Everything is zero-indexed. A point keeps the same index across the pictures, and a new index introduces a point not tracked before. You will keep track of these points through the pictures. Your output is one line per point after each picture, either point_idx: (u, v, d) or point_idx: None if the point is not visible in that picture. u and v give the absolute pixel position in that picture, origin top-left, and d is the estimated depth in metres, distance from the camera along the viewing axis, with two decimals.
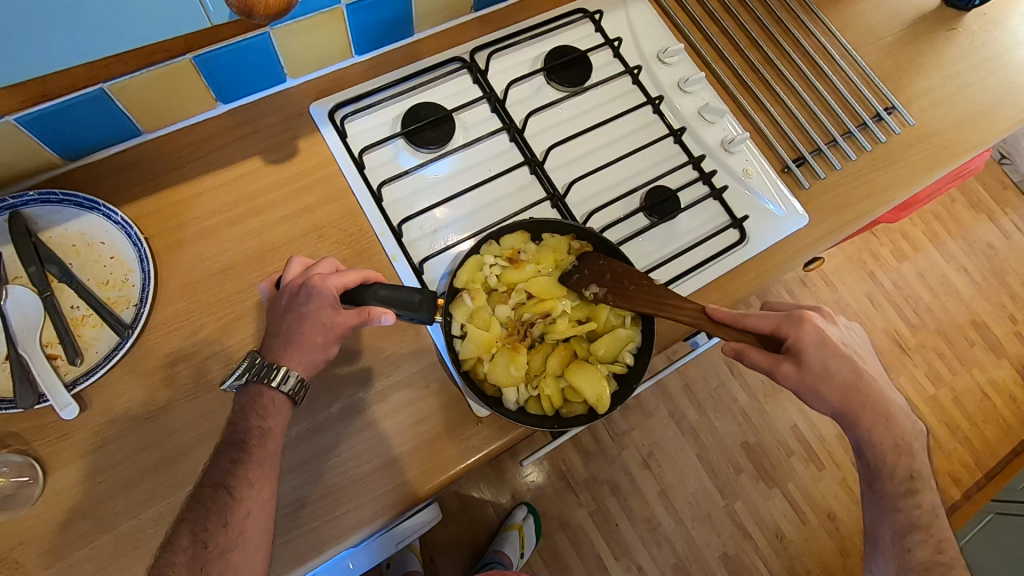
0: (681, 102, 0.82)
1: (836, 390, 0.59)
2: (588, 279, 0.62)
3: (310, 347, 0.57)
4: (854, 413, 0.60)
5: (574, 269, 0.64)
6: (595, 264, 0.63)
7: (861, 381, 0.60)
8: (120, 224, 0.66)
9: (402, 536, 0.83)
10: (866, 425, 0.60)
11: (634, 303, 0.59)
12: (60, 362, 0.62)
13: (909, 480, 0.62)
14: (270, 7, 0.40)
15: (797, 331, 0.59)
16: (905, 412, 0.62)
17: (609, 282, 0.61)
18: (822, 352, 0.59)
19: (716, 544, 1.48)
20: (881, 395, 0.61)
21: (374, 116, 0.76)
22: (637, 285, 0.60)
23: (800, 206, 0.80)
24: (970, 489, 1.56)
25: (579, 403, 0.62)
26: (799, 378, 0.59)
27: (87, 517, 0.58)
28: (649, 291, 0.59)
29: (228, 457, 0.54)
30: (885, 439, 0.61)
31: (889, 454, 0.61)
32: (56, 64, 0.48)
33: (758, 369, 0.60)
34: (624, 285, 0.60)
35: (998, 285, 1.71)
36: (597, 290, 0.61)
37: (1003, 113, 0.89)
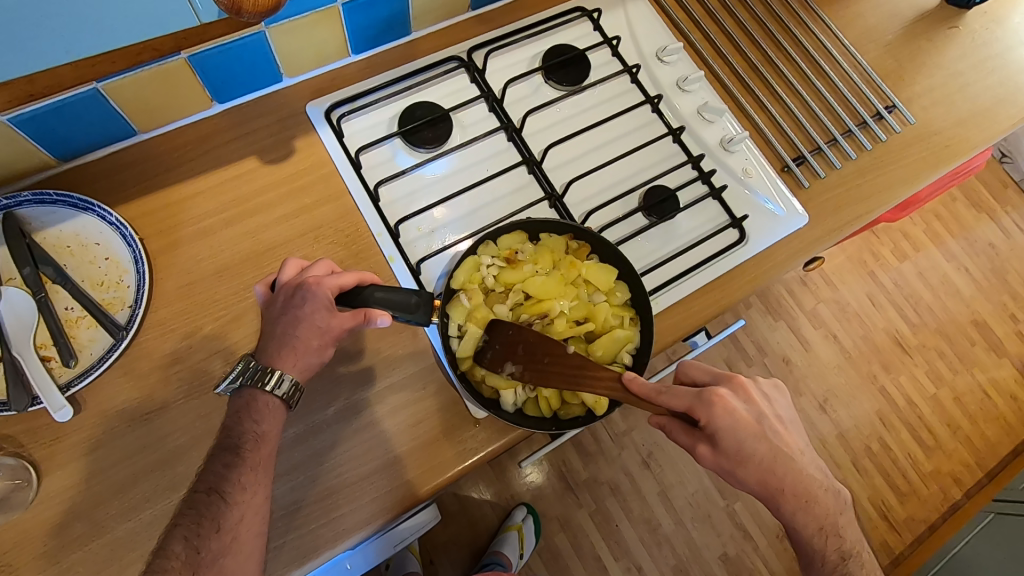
0: (680, 101, 0.82)
1: (754, 472, 0.56)
2: (501, 356, 0.60)
3: (305, 351, 0.57)
4: (776, 494, 0.57)
5: (487, 345, 0.61)
6: (508, 339, 0.60)
7: (780, 459, 0.57)
8: (115, 224, 0.65)
9: (401, 535, 0.84)
10: (789, 509, 0.58)
11: (550, 381, 0.57)
12: (54, 364, 0.61)
13: (841, 561, 0.59)
14: (259, 4, 0.39)
15: (709, 415, 0.55)
16: (828, 489, 0.59)
17: (523, 359, 0.59)
18: (736, 434, 0.55)
19: (715, 545, 1.47)
20: (804, 473, 0.58)
21: (371, 115, 0.75)
22: (553, 363, 0.58)
23: (800, 206, 0.79)
24: (970, 489, 1.56)
25: (576, 405, 0.62)
26: (713, 459, 0.56)
27: (82, 519, 0.58)
28: (564, 363, 0.58)
29: (222, 461, 0.53)
30: (808, 523, 0.58)
31: (815, 537, 0.59)
32: (42, 62, 0.47)
33: (679, 445, 0.58)
34: (539, 359, 0.58)
35: (998, 284, 1.70)
36: (513, 369, 0.59)
37: (1004, 112, 0.88)
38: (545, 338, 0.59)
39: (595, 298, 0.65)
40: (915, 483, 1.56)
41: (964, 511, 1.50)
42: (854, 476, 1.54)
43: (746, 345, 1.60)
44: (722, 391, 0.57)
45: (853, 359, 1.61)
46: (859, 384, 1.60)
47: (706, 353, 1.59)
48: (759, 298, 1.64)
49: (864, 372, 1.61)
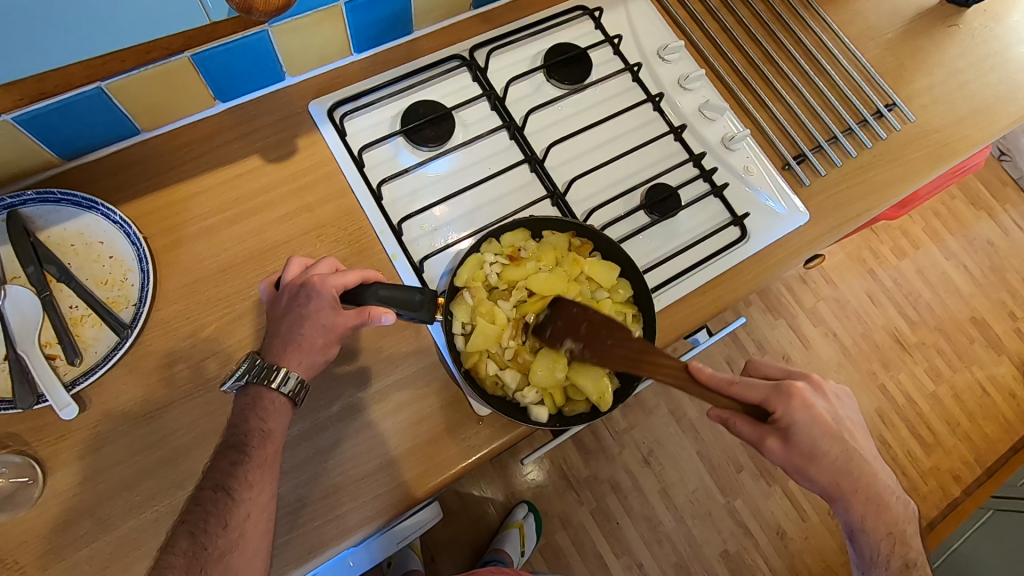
0: (681, 99, 0.82)
1: (825, 469, 0.57)
2: (562, 333, 0.58)
3: (310, 349, 0.57)
4: (843, 494, 0.59)
5: (546, 320, 0.60)
6: (570, 316, 0.58)
7: (851, 459, 0.58)
8: (119, 223, 0.65)
9: (404, 534, 0.84)
10: (858, 510, 0.59)
11: (613, 363, 0.54)
12: (59, 362, 0.61)
13: (905, 567, 0.60)
14: (270, 3, 0.40)
15: (785, 406, 0.57)
16: (897, 495, 0.61)
17: (585, 337, 0.57)
18: (811, 430, 0.57)
19: (716, 542, 1.48)
20: (872, 475, 0.59)
21: (373, 114, 0.75)
22: (619, 344, 0.54)
23: (800, 203, 0.79)
24: (970, 486, 1.56)
25: (581, 401, 0.62)
26: (784, 453, 0.58)
27: (87, 517, 0.58)
28: (629, 346, 0.54)
29: (228, 459, 0.54)
30: (875, 524, 0.59)
31: (883, 541, 0.60)
32: (54, 62, 0.48)
33: (745, 438, 0.59)
34: (603, 340, 0.55)
35: (998, 282, 1.71)
36: (573, 346, 0.57)
37: (1004, 109, 0.89)
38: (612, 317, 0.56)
39: (598, 294, 0.65)
40: (915, 480, 1.56)
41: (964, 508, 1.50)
42: None
43: (746, 343, 1.61)
44: (799, 386, 0.58)
45: (853, 357, 1.62)
46: (858, 382, 1.60)
47: (706, 351, 1.60)
48: (759, 296, 1.65)
49: (863, 369, 1.61)
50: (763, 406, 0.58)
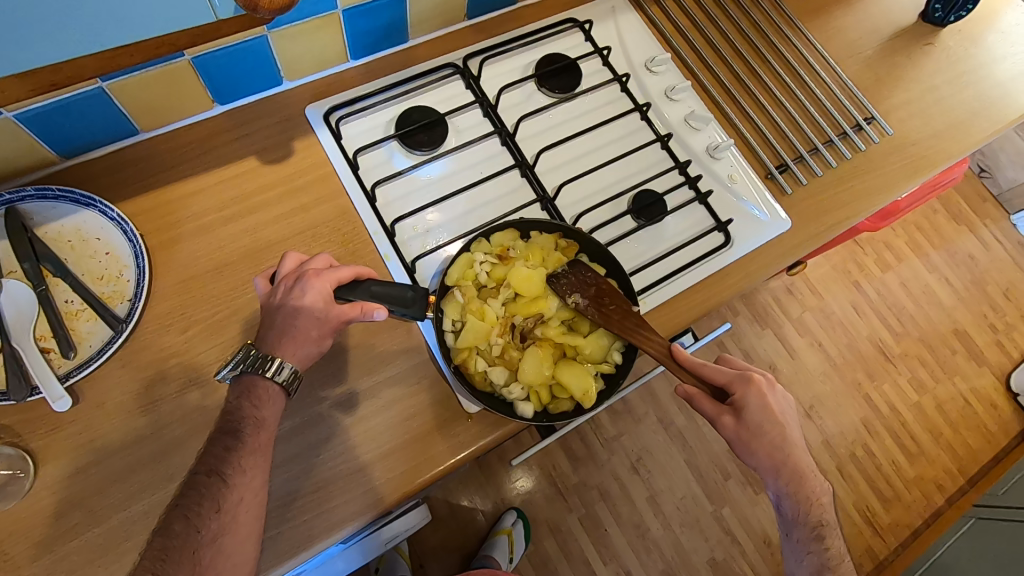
0: (668, 109, 0.85)
1: (766, 450, 0.61)
2: (573, 287, 0.65)
3: (305, 341, 0.58)
4: (777, 471, 0.62)
5: (563, 272, 0.65)
6: (585, 276, 0.65)
7: (789, 445, 0.62)
8: (116, 220, 0.66)
9: (392, 534, 0.84)
10: (785, 482, 0.62)
11: (611, 323, 0.62)
12: (53, 355, 0.62)
13: (819, 526, 0.63)
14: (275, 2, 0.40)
15: (744, 391, 0.62)
16: (821, 477, 0.64)
17: (592, 298, 0.64)
18: (761, 415, 0.61)
19: (704, 550, 1.49)
20: (804, 460, 0.63)
21: (368, 119, 0.77)
22: (618, 310, 0.63)
23: (782, 211, 0.82)
24: (954, 495, 1.58)
25: (565, 399, 0.64)
26: (734, 431, 0.62)
27: (78, 509, 0.59)
28: (626, 314, 0.62)
29: (222, 444, 0.54)
30: (800, 497, 0.62)
31: (803, 507, 0.63)
32: (57, 57, 0.44)
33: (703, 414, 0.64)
34: (603, 303, 0.63)
35: (979, 295, 1.75)
36: (580, 299, 0.64)
37: (979, 124, 0.92)
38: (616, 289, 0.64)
39: None
40: (899, 489, 1.58)
41: (947, 518, 1.52)
42: (840, 481, 1.56)
43: (733, 352, 1.63)
44: (760, 376, 0.63)
45: (838, 367, 1.65)
46: (843, 391, 1.63)
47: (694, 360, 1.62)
48: (745, 305, 1.68)
49: (848, 379, 1.64)
50: (724, 387, 0.64)
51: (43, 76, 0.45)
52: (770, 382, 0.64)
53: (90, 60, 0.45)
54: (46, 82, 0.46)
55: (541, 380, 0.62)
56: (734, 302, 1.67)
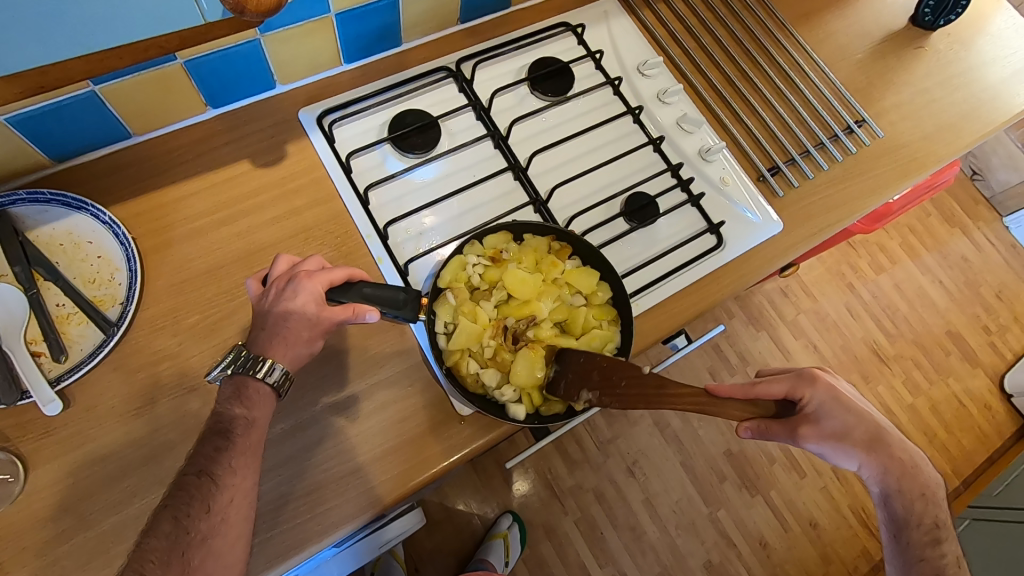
0: (661, 113, 0.85)
1: (855, 444, 0.63)
2: (577, 385, 0.59)
3: (296, 342, 0.58)
4: (879, 465, 0.63)
5: (559, 376, 0.61)
6: (580, 369, 0.59)
7: (880, 434, 0.64)
8: (108, 223, 0.66)
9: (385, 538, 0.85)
10: (892, 475, 0.63)
11: (634, 402, 0.55)
12: (44, 359, 0.62)
13: (934, 529, 0.63)
14: (262, 5, 0.41)
15: (811, 391, 0.64)
16: (925, 462, 0.65)
17: (599, 384, 0.58)
18: (836, 409, 0.63)
19: (699, 553, 1.49)
20: (903, 448, 0.64)
21: (361, 122, 0.78)
22: (633, 382, 0.57)
23: (774, 213, 0.82)
24: (948, 497, 1.59)
25: (558, 401, 0.63)
26: (816, 437, 0.63)
27: (68, 513, 0.58)
28: (643, 385, 0.56)
29: (213, 445, 0.54)
30: (907, 487, 0.63)
31: (917, 502, 0.63)
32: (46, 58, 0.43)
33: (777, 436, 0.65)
34: (616, 384, 0.57)
35: (972, 297, 1.76)
36: (590, 396, 0.57)
37: (968, 127, 0.93)
38: (616, 361, 0.58)
39: (575, 299, 0.67)
40: None
41: None
42: (835, 483, 1.57)
43: (728, 354, 1.64)
44: (819, 371, 0.66)
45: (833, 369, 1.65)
46: None
47: (689, 362, 1.62)
48: (740, 308, 1.68)
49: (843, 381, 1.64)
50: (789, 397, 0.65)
51: (32, 78, 0.44)
52: (828, 374, 0.66)
53: (81, 63, 0.45)
54: (33, 84, 0.44)
55: (534, 382, 0.62)
56: (729, 305, 1.68)
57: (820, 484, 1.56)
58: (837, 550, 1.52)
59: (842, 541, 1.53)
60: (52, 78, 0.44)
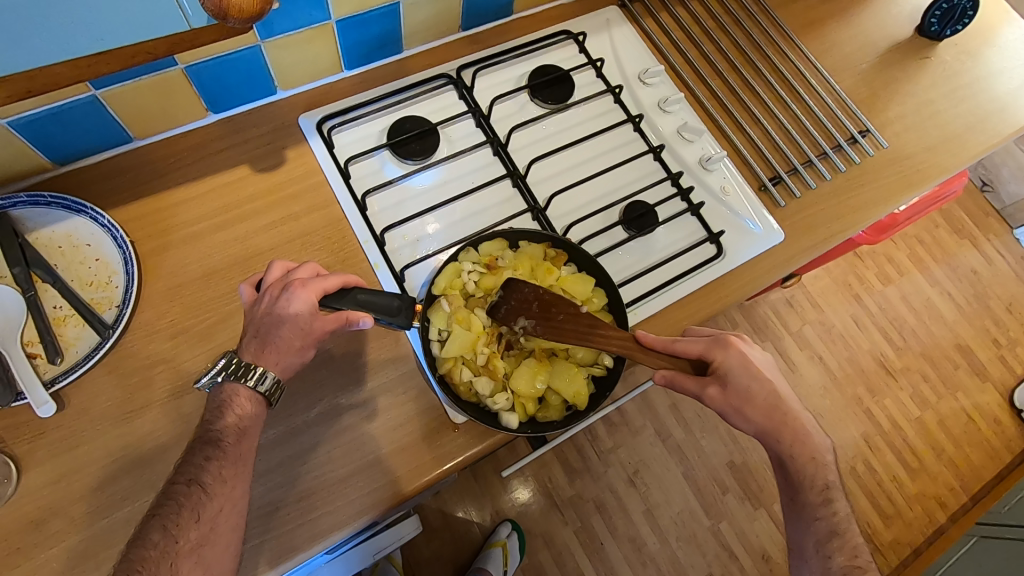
0: (661, 121, 0.85)
1: (759, 409, 0.61)
2: (515, 313, 0.61)
3: (287, 350, 0.58)
4: (775, 431, 0.61)
5: (501, 300, 0.62)
6: (520, 298, 0.62)
7: (780, 403, 0.62)
8: (107, 226, 0.66)
9: (376, 545, 0.84)
10: (788, 443, 0.61)
11: (565, 334, 0.60)
12: (40, 361, 0.62)
13: (826, 490, 0.62)
14: (244, 11, 0.40)
15: (724, 354, 0.62)
16: (819, 430, 0.64)
17: (537, 315, 0.61)
18: (746, 375, 0.61)
19: (701, 565, 1.47)
20: (803, 418, 0.62)
21: (361, 128, 0.78)
22: (568, 318, 0.61)
23: (775, 224, 0.82)
24: (955, 513, 1.56)
25: (555, 408, 0.63)
26: (723, 400, 0.61)
27: (59, 516, 0.58)
28: (578, 321, 0.60)
29: (203, 454, 0.55)
30: (802, 453, 0.61)
31: (808, 467, 0.61)
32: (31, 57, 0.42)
33: (687, 393, 0.61)
34: (554, 317, 0.61)
35: (981, 310, 1.73)
36: (527, 323, 0.61)
37: (973, 138, 0.92)
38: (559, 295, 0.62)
39: None
40: (900, 505, 1.56)
41: (948, 536, 1.50)
42: None
43: None
44: (735, 337, 0.63)
45: (838, 380, 1.63)
46: (843, 405, 1.61)
47: None
48: (744, 318, 1.67)
49: (849, 395, 1.63)
50: (702, 358, 0.62)
51: (17, 83, 0.42)
52: (745, 341, 0.64)
53: (66, 67, 0.43)
54: (18, 90, 0.42)
55: (532, 392, 0.61)
56: (733, 314, 1.67)
57: None
58: None
59: None
60: (39, 82, 0.42)
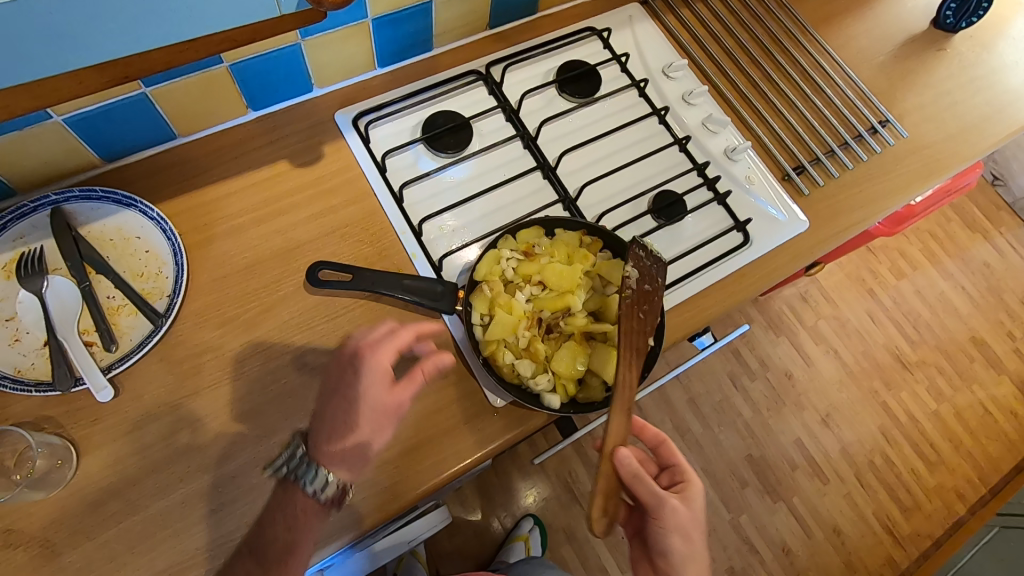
0: (685, 113, 0.87)
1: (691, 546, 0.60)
2: (637, 269, 0.62)
3: (363, 432, 0.59)
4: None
5: (643, 253, 0.63)
6: (647, 268, 0.63)
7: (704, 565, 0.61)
8: (156, 219, 0.69)
9: (394, 546, 0.84)
10: None
11: (627, 321, 0.60)
12: (96, 348, 0.64)
13: None
14: None
15: (690, 483, 0.62)
16: None
17: (639, 290, 0.61)
18: (696, 512, 0.61)
19: (722, 559, 1.48)
20: None
21: (395, 123, 0.80)
22: (637, 324, 0.61)
23: (800, 213, 0.83)
24: (975, 506, 1.56)
25: (595, 389, 0.64)
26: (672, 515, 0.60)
27: (117, 498, 0.60)
28: (637, 333, 0.60)
29: (244, 566, 0.56)
30: None
31: None
32: (133, 48, 0.41)
33: (650, 487, 0.59)
34: (640, 308, 0.61)
35: (996, 303, 1.74)
36: (631, 279, 0.61)
37: (991, 128, 0.93)
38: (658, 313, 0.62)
39: (608, 289, 0.67)
40: (919, 498, 1.57)
41: (969, 527, 1.51)
42: (859, 490, 1.56)
43: (746, 358, 1.64)
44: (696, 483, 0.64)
45: (854, 374, 1.64)
46: (860, 399, 1.62)
47: (708, 366, 1.63)
48: (759, 313, 1.69)
49: (865, 388, 1.63)
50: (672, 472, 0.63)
51: (116, 68, 0.42)
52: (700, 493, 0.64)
53: (158, 54, 0.43)
54: (117, 76, 0.43)
55: (573, 373, 0.64)
56: (748, 309, 1.68)
57: (843, 490, 1.55)
58: (862, 559, 1.50)
59: (866, 549, 1.51)
60: (136, 68, 0.43)
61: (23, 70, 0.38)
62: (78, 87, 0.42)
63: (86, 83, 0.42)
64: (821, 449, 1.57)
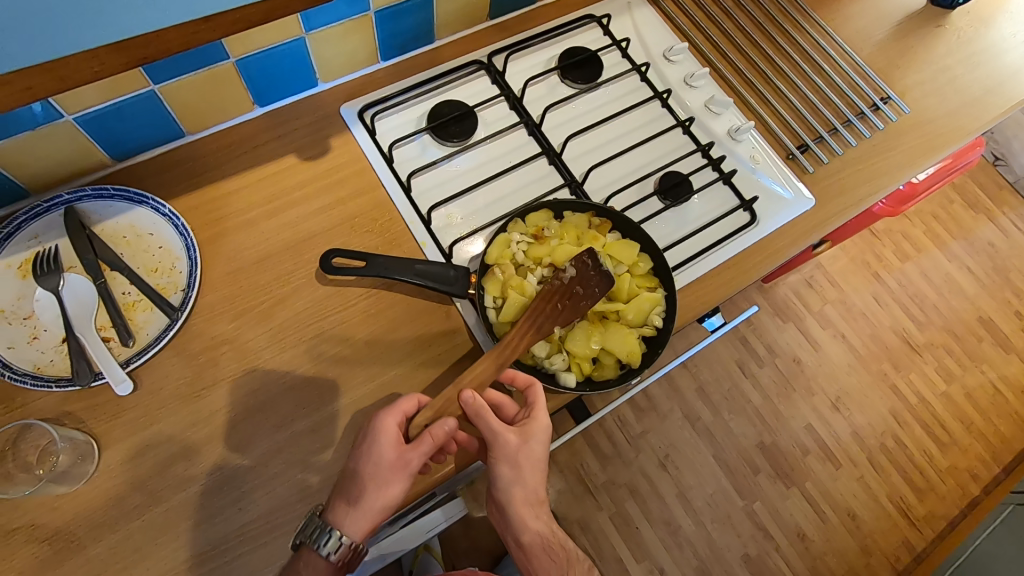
0: (688, 96, 0.87)
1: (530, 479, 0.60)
2: (578, 270, 0.62)
3: (381, 496, 0.56)
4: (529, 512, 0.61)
5: (591, 263, 0.62)
6: (587, 274, 0.62)
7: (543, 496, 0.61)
8: (168, 215, 0.70)
9: (407, 536, 0.86)
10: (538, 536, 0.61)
11: (542, 305, 0.61)
12: (113, 344, 0.65)
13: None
14: None
15: (536, 419, 0.61)
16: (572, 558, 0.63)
17: (569, 287, 0.61)
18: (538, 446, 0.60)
19: (737, 546, 1.48)
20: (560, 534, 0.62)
21: (400, 115, 0.81)
22: (551, 314, 0.61)
23: (806, 190, 0.84)
24: (988, 485, 1.56)
25: (609, 367, 0.65)
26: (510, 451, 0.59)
27: (139, 491, 0.61)
28: (544, 319, 0.61)
29: None
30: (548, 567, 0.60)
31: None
32: (150, 21, 0.37)
33: (490, 427, 0.58)
34: (562, 302, 0.61)
35: (1001, 282, 1.74)
36: (566, 276, 0.62)
37: (992, 101, 0.93)
38: (575, 316, 0.62)
39: (618, 269, 0.68)
40: (933, 479, 1.56)
41: (984, 506, 1.50)
42: (871, 473, 1.55)
43: (754, 345, 1.64)
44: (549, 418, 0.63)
45: (863, 357, 1.64)
46: (869, 383, 1.62)
47: (716, 354, 1.63)
48: (765, 300, 1.69)
49: (874, 371, 1.63)
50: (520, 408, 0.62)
51: (134, 49, 0.39)
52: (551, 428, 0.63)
53: (176, 33, 0.40)
54: (135, 57, 0.39)
55: (588, 353, 0.64)
56: (754, 297, 1.68)
57: (856, 474, 1.55)
58: (877, 542, 1.50)
59: (881, 532, 1.51)
60: (155, 49, 0.39)
61: (37, 48, 0.35)
62: (98, 68, 0.39)
63: (106, 65, 0.39)
64: (832, 433, 1.57)
